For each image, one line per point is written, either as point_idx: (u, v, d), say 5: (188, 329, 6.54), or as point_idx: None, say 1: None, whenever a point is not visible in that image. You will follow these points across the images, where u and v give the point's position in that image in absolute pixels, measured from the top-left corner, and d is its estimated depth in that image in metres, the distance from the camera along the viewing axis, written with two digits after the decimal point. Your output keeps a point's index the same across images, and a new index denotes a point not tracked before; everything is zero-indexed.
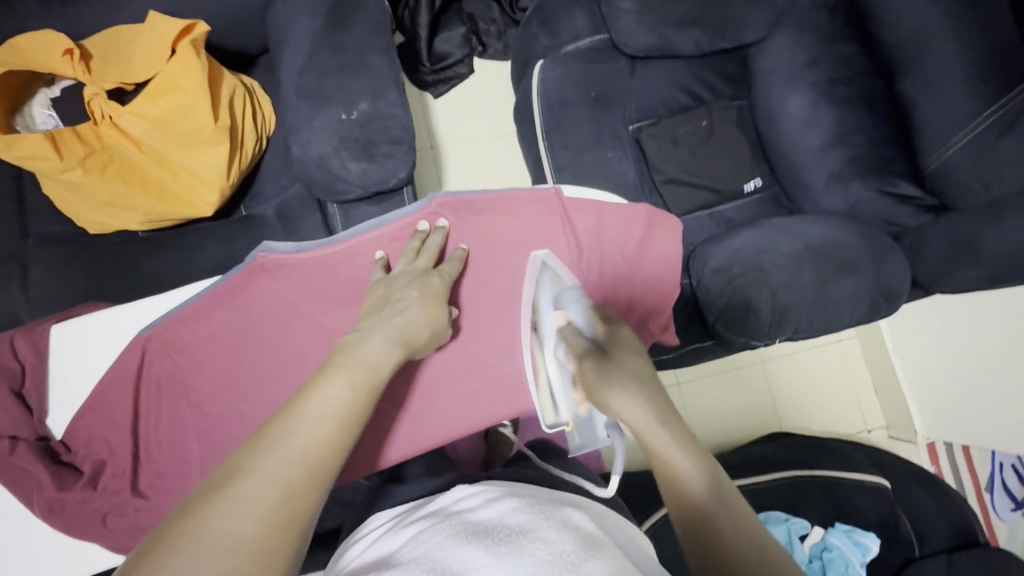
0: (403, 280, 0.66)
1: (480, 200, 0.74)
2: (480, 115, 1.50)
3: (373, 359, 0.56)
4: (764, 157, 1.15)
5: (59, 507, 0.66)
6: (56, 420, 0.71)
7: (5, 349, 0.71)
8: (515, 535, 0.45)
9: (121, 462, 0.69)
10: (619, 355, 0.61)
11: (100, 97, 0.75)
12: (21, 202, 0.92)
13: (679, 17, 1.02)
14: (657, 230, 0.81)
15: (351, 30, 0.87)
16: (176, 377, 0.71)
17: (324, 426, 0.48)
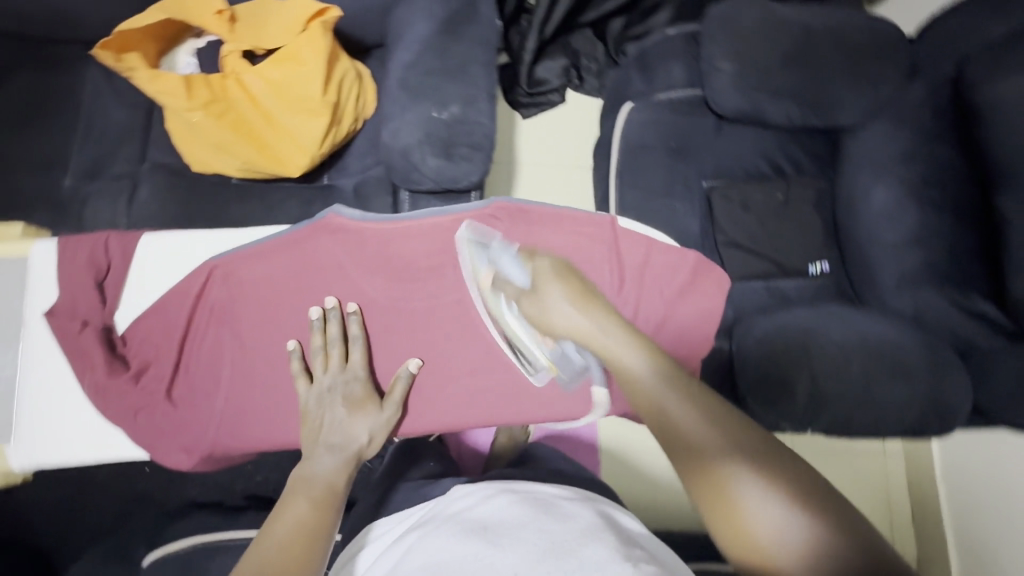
0: (328, 392, 0.72)
1: (534, 211, 0.79)
2: (562, 144, 1.55)
3: (329, 478, 0.65)
4: (836, 242, 1.12)
5: (102, 389, 0.74)
6: (122, 316, 0.79)
7: (98, 246, 0.78)
8: (516, 529, 0.46)
9: (163, 366, 0.77)
10: (544, 289, 0.64)
11: (234, 56, 0.87)
12: (147, 130, 1.05)
13: (774, 86, 1.03)
14: (702, 281, 0.81)
15: (459, 40, 0.95)
16: (228, 305, 0.78)
17: (271, 569, 0.52)
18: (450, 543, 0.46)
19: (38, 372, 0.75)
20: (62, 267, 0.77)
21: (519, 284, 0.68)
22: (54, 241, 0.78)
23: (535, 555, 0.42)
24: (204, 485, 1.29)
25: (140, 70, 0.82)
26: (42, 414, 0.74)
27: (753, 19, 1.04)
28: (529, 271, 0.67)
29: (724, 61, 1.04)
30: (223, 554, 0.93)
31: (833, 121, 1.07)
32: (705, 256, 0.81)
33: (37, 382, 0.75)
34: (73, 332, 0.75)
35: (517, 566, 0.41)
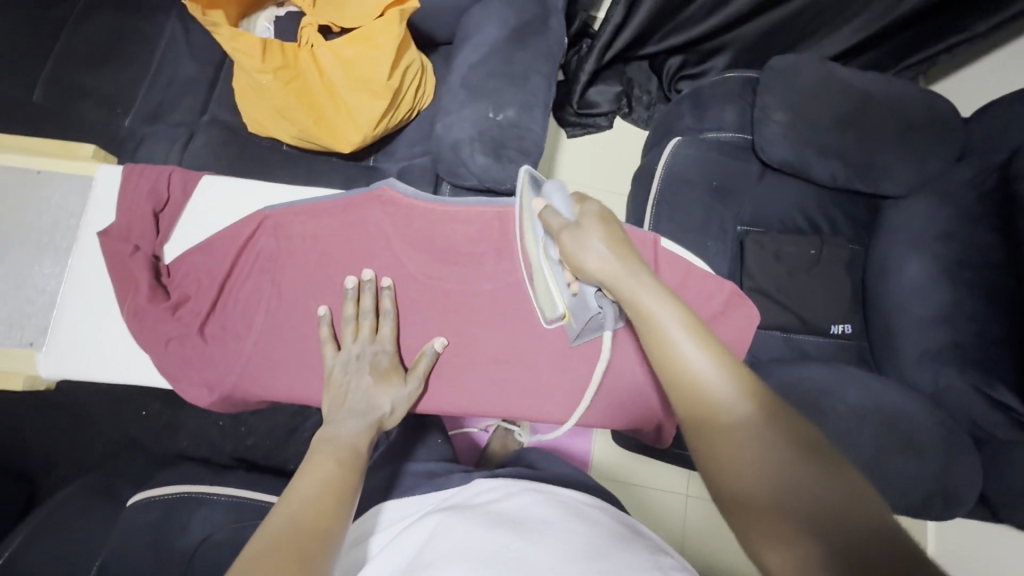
0: (359, 360, 0.73)
1: None
2: (602, 169, 1.57)
3: (351, 441, 0.66)
4: (862, 307, 1.12)
5: (141, 314, 0.77)
6: (172, 248, 0.82)
7: (162, 178, 0.82)
8: (546, 526, 0.55)
9: (201, 304, 0.79)
10: (588, 227, 0.60)
11: (311, 29, 0.90)
12: (212, 86, 1.09)
13: (823, 144, 1.04)
14: (732, 314, 0.78)
15: (526, 50, 0.97)
16: (272, 257, 0.79)
17: (314, 506, 0.55)
18: (478, 525, 0.56)
19: (88, 285, 0.80)
20: (126, 193, 0.82)
21: (563, 218, 0.63)
22: (123, 168, 0.83)
23: (564, 549, 0.50)
24: (195, 439, 1.30)
25: (222, 26, 0.83)
26: (83, 325, 0.79)
27: (813, 76, 1.06)
28: (578, 212, 0.64)
29: (778, 111, 1.05)
30: (209, 507, 0.93)
31: (877, 188, 1.08)
32: (739, 288, 0.78)
33: (84, 297, 0.79)
34: (125, 255, 0.79)
35: (552, 560, 0.48)
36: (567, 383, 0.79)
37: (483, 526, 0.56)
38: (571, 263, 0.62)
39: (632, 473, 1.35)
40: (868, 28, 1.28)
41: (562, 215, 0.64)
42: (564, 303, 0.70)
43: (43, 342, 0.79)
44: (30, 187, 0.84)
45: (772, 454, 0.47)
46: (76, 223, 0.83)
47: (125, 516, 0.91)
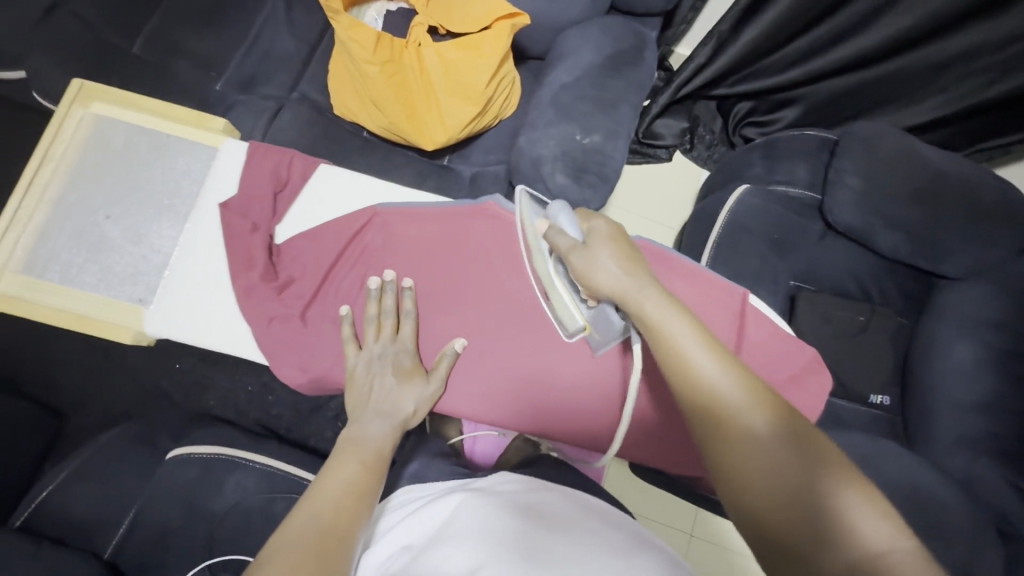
0: (383, 364, 0.76)
1: (674, 259, 0.76)
2: (655, 200, 1.59)
3: (377, 444, 0.68)
4: (901, 380, 1.12)
5: (251, 291, 0.81)
6: (283, 229, 0.87)
7: (284, 162, 0.87)
8: (572, 524, 0.59)
9: (304, 288, 0.83)
10: (596, 246, 0.60)
11: (421, 27, 0.94)
12: (306, 64, 1.12)
13: (892, 216, 1.05)
14: (809, 380, 0.75)
15: (619, 78, 0.99)
16: (378, 252, 0.84)
17: (341, 500, 0.58)
18: (500, 512, 0.60)
19: (201, 254, 0.84)
20: (249, 168, 0.86)
21: (571, 238, 0.64)
22: (248, 145, 0.89)
23: (598, 546, 0.55)
24: (223, 400, 1.32)
25: (343, 15, 0.87)
26: (197, 289, 0.83)
27: (891, 148, 1.07)
28: (585, 229, 0.64)
29: (853, 176, 1.06)
30: (245, 470, 0.93)
31: (937, 267, 1.08)
32: (818, 354, 0.76)
33: (200, 264, 0.84)
34: (242, 230, 0.83)
35: (592, 552, 0.53)
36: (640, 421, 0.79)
37: (505, 513, 0.60)
38: (581, 280, 0.62)
39: (641, 504, 1.36)
40: (945, 108, 1.29)
41: (567, 235, 0.65)
42: (583, 317, 0.68)
43: (152, 300, 0.83)
44: (162, 150, 0.90)
45: (777, 459, 0.45)
46: (198, 189, 0.88)
47: (164, 468, 0.93)
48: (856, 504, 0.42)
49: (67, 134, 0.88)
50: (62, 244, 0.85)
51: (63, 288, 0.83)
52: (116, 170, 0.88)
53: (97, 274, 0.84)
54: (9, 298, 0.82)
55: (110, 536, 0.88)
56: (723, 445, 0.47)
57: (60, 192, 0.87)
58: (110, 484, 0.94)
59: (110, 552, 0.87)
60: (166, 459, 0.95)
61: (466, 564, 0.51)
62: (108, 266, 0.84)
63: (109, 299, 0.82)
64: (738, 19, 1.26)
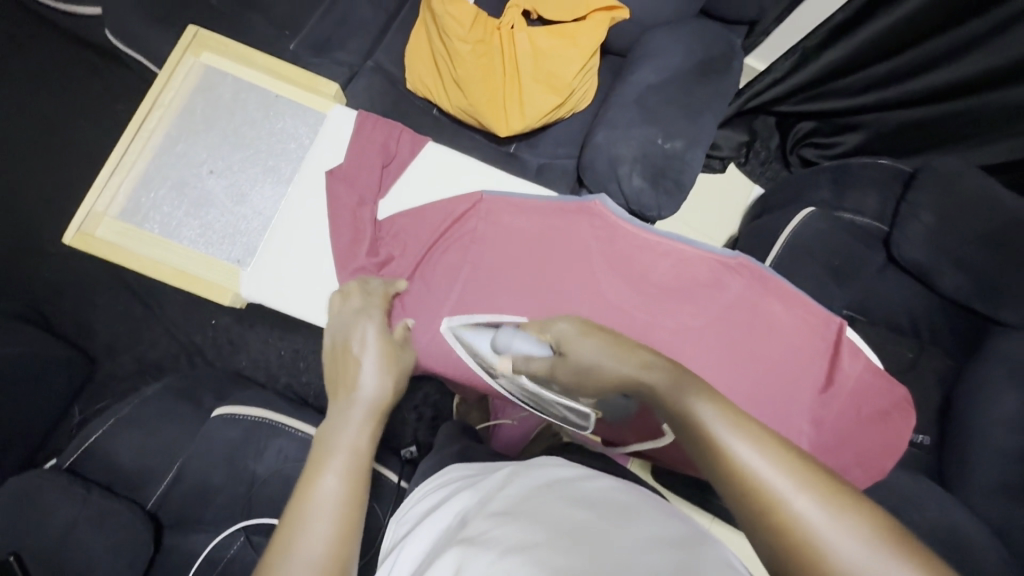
0: (356, 341, 0.66)
1: (773, 281, 0.77)
2: (703, 211, 1.58)
3: (352, 441, 0.57)
4: (941, 420, 1.13)
5: (349, 264, 0.82)
6: (386, 204, 0.88)
7: (394, 135, 0.88)
8: (627, 513, 0.55)
9: (404, 265, 0.83)
10: (571, 351, 0.61)
11: (515, 11, 0.90)
12: (382, 33, 1.09)
13: (961, 258, 1.04)
14: (890, 420, 0.76)
15: (705, 86, 0.97)
16: (479, 237, 0.83)
17: (335, 517, 0.50)
18: (548, 500, 0.57)
19: (298, 221, 0.85)
20: (359, 139, 0.87)
21: (543, 357, 0.65)
22: (355, 113, 0.89)
23: (658, 535, 0.51)
24: (254, 362, 1.29)
25: None
26: (292, 256, 0.85)
27: (970, 188, 1.05)
28: (550, 343, 0.65)
29: (928, 213, 1.06)
30: (288, 437, 0.92)
31: (995, 314, 1.04)
32: (906, 394, 0.77)
33: (294, 229, 0.85)
34: (351, 203, 0.85)
35: (649, 539, 0.50)
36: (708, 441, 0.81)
37: (551, 501, 0.57)
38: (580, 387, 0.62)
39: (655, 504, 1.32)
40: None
41: (537, 355, 0.65)
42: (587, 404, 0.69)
43: (249, 262, 0.86)
44: (267, 112, 0.91)
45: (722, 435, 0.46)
46: (302, 155, 0.90)
47: (210, 425, 0.92)
48: (827, 516, 0.39)
49: (178, 81, 0.90)
50: (165, 195, 0.87)
51: (163, 240, 0.85)
52: (221, 127, 0.90)
53: (199, 230, 0.86)
54: (110, 244, 0.85)
55: (151, 490, 0.90)
56: (684, 427, 0.50)
57: (164, 142, 0.89)
58: (154, 437, 0.93)
59: (153, 505, 0.88)
60: (210, 418, 0.94)
61: (511, 538, 0.50)
62: (207, 223, 0.87)
63: (206, 256, 0.85)
64: (823, 40, 1.26)
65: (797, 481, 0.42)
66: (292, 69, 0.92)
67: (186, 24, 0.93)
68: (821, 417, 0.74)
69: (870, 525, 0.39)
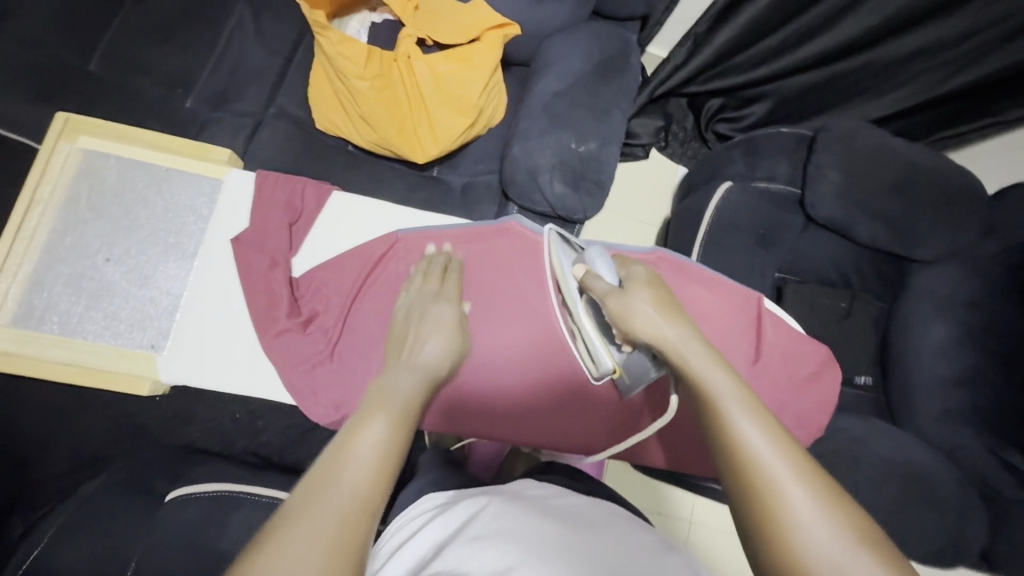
0: (432, 318, 0.67)
1: (693, 268, 0.79)
2: (634, 200, 1.62)
3: (407, 394, 0.55)
4: (879, 361, 1.21)
5: (276, 330, 0.81)
6: (300, 261, 0.87)
7: (296, 190, 0.86)
8: (594, 523, 0.57)
9: (330, 320, 0.83)
10: (633, 292, 0.63)
11: (410, 40, 0.90)
12: (281, 77, 1.07)
13: (870, 207, 1.11)
14: (821, 377, 0.81)
15: (608, 85, 1.01)
16: (403, 278, 0.83)
17: (374, 465, 0.47)
18: (522, 518, 0.57)
19: (215, 294, 0.84)
20: (261, 200, 0.86)
21: (608, 284, 0.66)
22: (253, 175, 0.87)
23: (621, 543, 0.53)
24: (206, 432, 1.23)
25: (331, 30, 0.84)
26: (212, 333, 0.83)
27: (866, 143, 1.12)
28: (622, 275, 0.67)
29: (833, 171, 1.11)
30: (251, 506, 0.89)
31: (910, 253, 1.14)
32: (831, 352, 0.82)
33: (211, 304, 0.84)
34: (262, 266, 0.82)
35: (612, 547, 0.52)
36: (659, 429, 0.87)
37: (521, 518, 0.56)
38: (620, 325, 0.63)
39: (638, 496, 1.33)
40: (909, 100, 1.32)
41: (604, 281, 0.67)
42: (615, 360, 0.70)
43: (165, 345, 0.82)
44: (159, 187, 0.88)
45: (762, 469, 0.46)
46: (203, 227, 0.87)
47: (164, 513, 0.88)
48: (818, 515, 0.43)
49: (56, 171, 0.85)
50: (60, 291, 0.82)
51: (65, 340, 0.81)
52: (111, 211, 0.86)
53: (102, 322, 0.82)
54: (4, 353, 0.80)
55: None
56: (720, 451, 0.49)
57: (50, 237, 0.84)
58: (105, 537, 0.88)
59: None
60: (164, 503, 0.91)
61: (489, 565, 0.48)
62: (112, 313, 0.83)
63: (116, 348, 0.81)
64: (712, 23, 1.32)
65: (791, 471, 0.45)
66: (173, 139, 0.88)
67: (55, 110, 0.88)
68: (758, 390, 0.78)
69: (849, 525, 0.43)
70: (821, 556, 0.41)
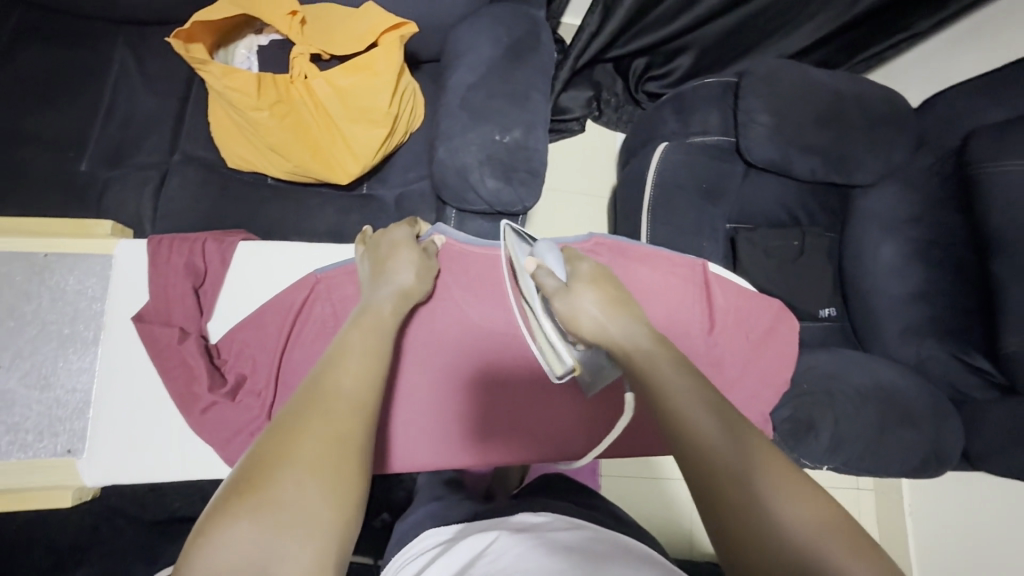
0: (388, 246, 0.72)
1: (633, 248, 0.78)
2: (579, 174, 1.60)
3: (376, 308, 0.63)
4: (840, 291, 1.22)
5: (205, 405, 0.76)
6: (215, 326, 0.82)
7: (197, 249, 0.81)
8: (600, 560, 0.49)
9: (259, 381, 0.78)
10: (579, 289, 0.66)
11: (304, 58, 0.83)
12: (179, 119, 1.00)
13: (804, 143, 1.11)
14: (776, 330, 0.82)
15: (522, 67, 0.96)
16: (331, 319, 0.78)
17: (362, 371, 0.53)
18: (537, 552, 0.50)
19: (127, 381, 0.78)
20: (156, 269, 0.80)
21: (558, 279, 0.68)
22: (148, 242, 0.82)
23: None
24: None
25: (213, 64, 0.80)
26: (133, 419, 0.77)
27: (788, 80, 1.12)
28: (570, 271, 0.69)
29: (762, 114, 1.10)
30: None
31: (851, 180, 1.15)
32: (782, 304, 0.83)
33: (124, 390, 0.77)
34: (172, 340, 0.77)
35: None
36: (631, 412, 0.86)
37: (537, 555, 0.49)
38: (570, 327, 0.66)
39: (636, 469, 1.34)
40: (825, 28, 1.32)
41: (556, 276, 0.69)
42: (574, 358, 0.71)
43: (84, 447, 0.76)
44: (39, 276, 0.79)
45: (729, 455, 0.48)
46: (100, 308, 0.81)
47: None
48: (789, 501, 0.44)
49: None
50: None
51: None
52: None
53: (5, 437, 0.75)
54: None
55: None
56: (681, 442, 0.51)
57: None
58: None
59: None
60: None
61: None
62: (16, 424, 0.75)
63: (29, 462, 0.74)
64: None
65: (756, 463, 0.47)
66: (47, 222, 0.82)
67: None
68: (719, 357, 0.78)
69: (820, 514, 0.44)
70: (801, 543, 0.42)
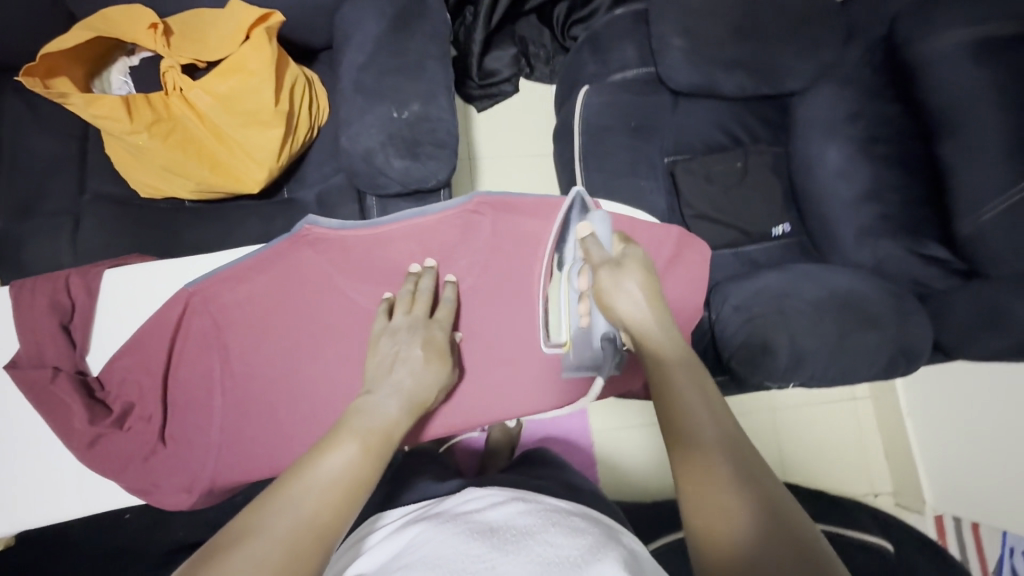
0: (400, 358, 0.67)
1: (519, 201, 0.77)
2: (520, 135, 1.55)
3: (384, 421, 0.61)
4: (794, 205, 1.17)
5: (93, 439, 0.76)
6: (95, 358, 0.82)
7: (60, 286, 0.81)
8: (523, 536, 0.49)
9: (150, 406, 0.80)
10: (628, 269, 0.64)
11: (175, 69, 0.81)
12: (83, 158, 0.98)
13: (725, 59, 1.06)
14: (685, 253, 0.82)
15: (411, 36, 0.92)
16: (211, 331, 0.79)
17: (333, 491, 0.51)
18: (451, 537, 0.50)
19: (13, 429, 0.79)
20: (22, 312, 0.79)
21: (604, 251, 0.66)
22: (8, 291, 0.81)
23: (538, 561, 0.45)
24: None
25: (75, 95, 0.77)
26: (23, 466, 0.78)
27: None
28: (620, 250, 0.67)
29: (676, 36, 1.05)
30: None
31: (783, 90, 1.10)
32: (684, 228, 0.83)
33: (11, 438, 0.78)
34: (43, 381, 0.77)
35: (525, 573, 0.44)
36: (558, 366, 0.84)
37: (455, 539, 0.49)
38: (602, 301, 0.64)
39: (622, 421, 1.33)
40: None
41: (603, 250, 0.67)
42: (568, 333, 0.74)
43: None
44: None
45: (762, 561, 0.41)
46: None
47: None
48: None
49: None
50: None
51: None
52: None
53: None
54: None
55: None
56: (707, 535, 0.45)
57: None
58: None
59: None
60: None
61: None
62: None
63: None
64: None
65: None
66: None
67: None
68: None
69: None
70: None
